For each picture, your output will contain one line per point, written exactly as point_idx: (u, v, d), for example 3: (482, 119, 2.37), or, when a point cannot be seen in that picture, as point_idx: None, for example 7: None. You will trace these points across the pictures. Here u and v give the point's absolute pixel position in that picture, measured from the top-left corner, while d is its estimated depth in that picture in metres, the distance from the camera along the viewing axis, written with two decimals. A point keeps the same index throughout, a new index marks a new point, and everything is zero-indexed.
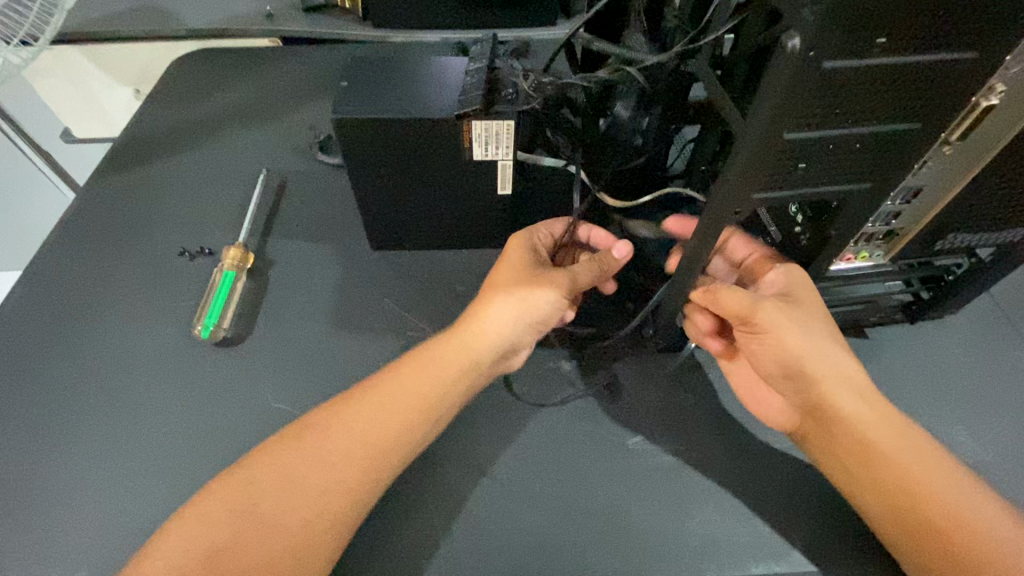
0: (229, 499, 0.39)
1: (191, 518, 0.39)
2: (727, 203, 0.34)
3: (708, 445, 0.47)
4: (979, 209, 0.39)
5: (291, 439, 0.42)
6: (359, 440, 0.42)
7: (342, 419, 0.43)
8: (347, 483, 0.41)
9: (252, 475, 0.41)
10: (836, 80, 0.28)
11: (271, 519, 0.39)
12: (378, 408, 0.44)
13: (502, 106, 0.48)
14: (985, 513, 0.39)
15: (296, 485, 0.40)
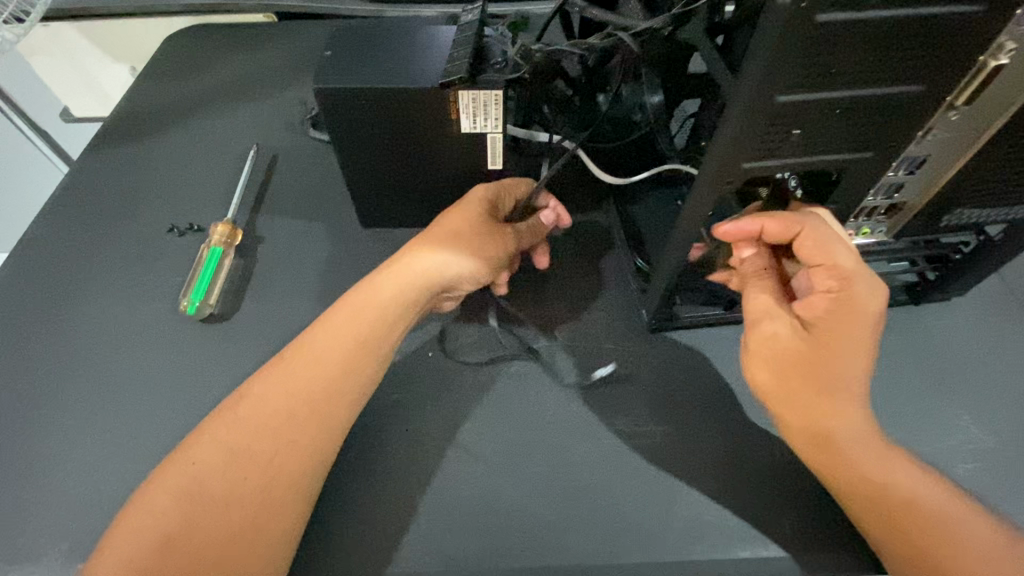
0: (175, 479, 0.38)
1: (144, 504, 0.37)
2: (717, 173, 0.33)
3: (699, 427, 0.46)
4: (988, 181, 0.37)
5: (230, 411, 0.41)
6: (297, 398, 0.41)
7: (278, 384, 0.41)
8: (295, 444, 0.40)
9: (193, 453, 0.39)
10: (831, 35, 0.26)
11: (220, 496, 0.37)
12: (316, 363, 0.42)
13: (489, 75, 0.46)
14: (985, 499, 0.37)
15: (242, 458, 0.39)
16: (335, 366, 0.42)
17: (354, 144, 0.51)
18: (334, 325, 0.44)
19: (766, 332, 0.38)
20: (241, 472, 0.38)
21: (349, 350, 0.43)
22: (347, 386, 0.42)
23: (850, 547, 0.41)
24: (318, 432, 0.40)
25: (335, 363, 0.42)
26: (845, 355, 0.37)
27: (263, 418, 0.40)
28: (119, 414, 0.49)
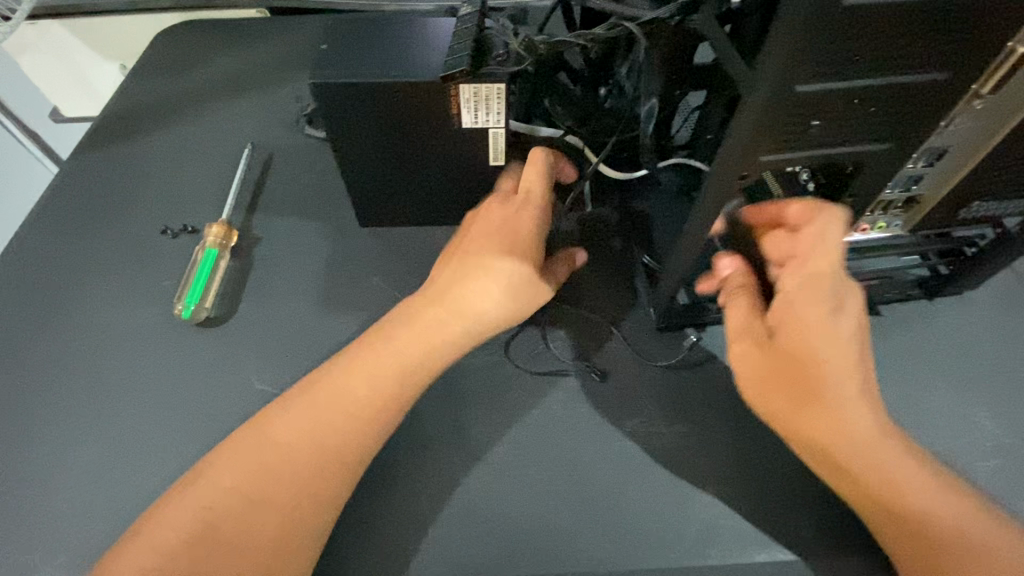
0: (181, 512, 0.37)
1: (160, 527, 0.36)
2: (733, 167, 0.31)
3: (711, 427, 0.45)
4: (1010, 172, 0.36)
5: (239, 443, 0.39)
6: (323, 432, 0.40)
7: (290, 420, 0.40)
8: (307, 484, 0.38)
9: (201, 485, 0.38)
10: (856, 20, 0.24)
11: (226, 531, 0.36)
12: (343, 397, 0.41)
13: (491, 68, 0.45)
14: None
15: (250, 493, 0.37)
16: (355, 406, 0.41)
17: (352, 142, 0.50)
18: (360, 361, 0.42)
19: (739, 350, 0.39)
20: (248, 509, 0.37)
21: (373, 388, 0.41)
22: (363, 425, 0.40)
23: (868, 548, 0.40)
24: (331, 471, 0.39)
25: (357, 404, 0.41)
26: (819, 354, 0.37)
27: (277, 455, 0.39)
28: (115, 422, 0.48)
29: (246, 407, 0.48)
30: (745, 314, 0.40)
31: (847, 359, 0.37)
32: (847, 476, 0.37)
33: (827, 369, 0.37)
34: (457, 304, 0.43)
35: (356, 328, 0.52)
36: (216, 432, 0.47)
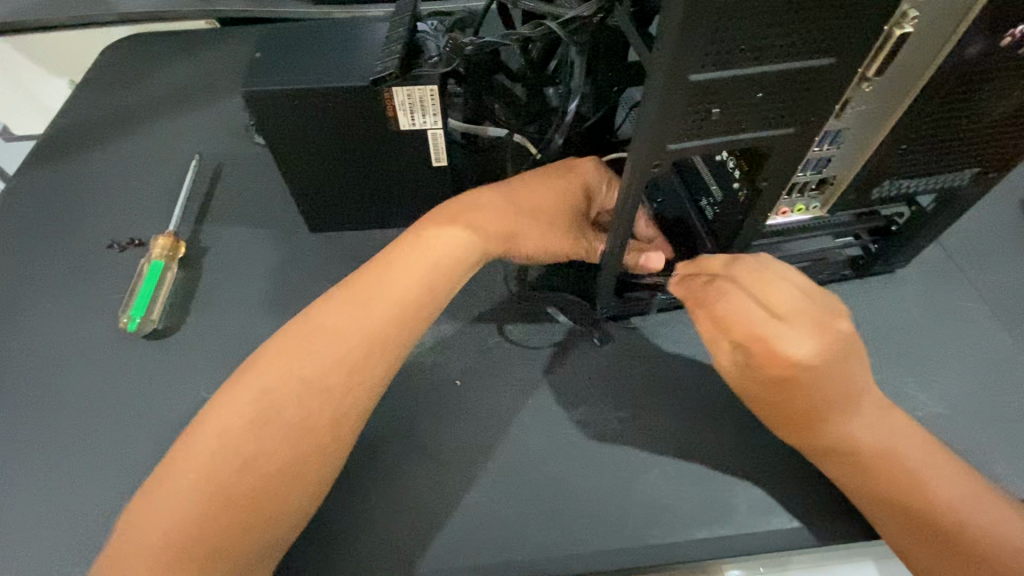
0: (198, 449, 0.35)
1: (194, 445, 0.35)
2: (643, 157, 0.32)
3: (655, 412, 0.46)
4: (912, 151, 0.38)
5: (252, 373, 0.38)
6: (347, 352, 0.39)
7: (322, 333, 0.39)
8: (331, 403, 0.37)
9: (216, 418, 0.36)
10: (732, 11, 0.26)
11: (251, 454, 0.35)
12: (361, 313, 0.40)
13: (422, 70, 0.46)
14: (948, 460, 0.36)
15: (273, 417, 0.36)
16: (373, 326, 0.40)
17: (292, 148, 0.50)
18: (379, 284, 0.41)
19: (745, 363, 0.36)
20: (271, 433, 0.36)
21: (394, 310, 0.40)
22: (384, 345, 0.40)
23: (802, 517, 0.41)
24: (351, 391, 0.38)
25: (383, 322, 0.40)
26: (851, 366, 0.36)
27: (306, 370, 0.38)
28: (60, 438, 0.47)
29: (194, 417, 0.48)
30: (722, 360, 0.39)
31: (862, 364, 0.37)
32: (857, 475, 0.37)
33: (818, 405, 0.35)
34: (450, 250, 0.43)
35: None
36: (164, 444, 0.47)
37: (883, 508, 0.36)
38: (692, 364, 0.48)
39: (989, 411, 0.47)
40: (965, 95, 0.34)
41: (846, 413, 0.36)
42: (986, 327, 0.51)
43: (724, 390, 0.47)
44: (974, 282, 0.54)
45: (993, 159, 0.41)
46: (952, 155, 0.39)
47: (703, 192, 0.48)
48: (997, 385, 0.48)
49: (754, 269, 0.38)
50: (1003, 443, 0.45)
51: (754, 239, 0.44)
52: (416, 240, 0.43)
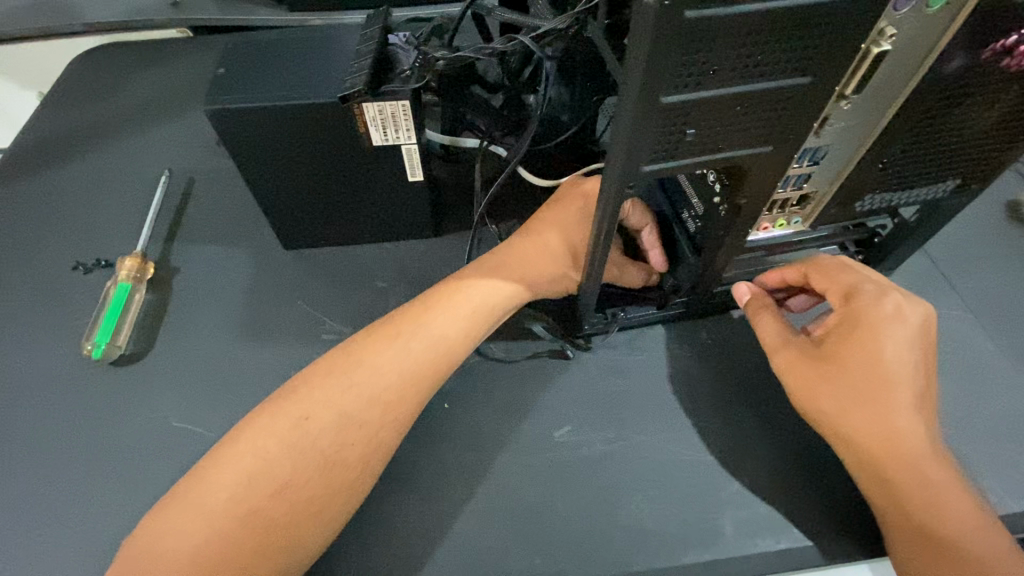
0: (229, 470, 0.36)
1: (230, 462, 0.36)
2: (619, 179, 0.31)
3: (639, 432, 0.45)
4: (892, 165, 0.37)
5: (288, 405, 0.39)
6: (392, 380, 0.40)
7: (371, 357, 0.41)
8: (374, 428, 0.39)
9: (250, 443, 0.37)
10: (703, 32, 0.25)
11: (283, 481, 0.36)
12: (406, 342, 0.42)
13: (393, 86, 0.44)
14: (943, 477, 0.36)
15: (308, 446, 0.37)
16: (406, 366, 0.41)
17: (261, 166, 0.48)
18: (415, 322, 0.43)
19: (785, 359, 0.40)
20: (307, 457, 0.37)
21: (429, 349, 0.42)
22: (422, 372, 0.41)
23: (788, 539, 0.41)
24: (384, 427, 0.39)
25: (423, 353, 0.41)
26: (894, 371, 0.37)
27: (348, 395, 0.39)
28: (22, 473, 0.46)
29: (163, 448, 0.46)
30: (779, 328, 0.41)
31: (910, 372, 0.37)
32: (873, 479, 0.37)
33: (889, 377, 0.37)
34: (483, 287, 0.45)
35: (280, 356, 0.50)
36: (132, 476, 0.45)
37: (885, 497, 0.37)
38: (676, 380, 0.47)
39: (976, 423, 0.46)
40: (947, 109, 0.33)
41: (916, 399, 0.37)
42: (971, 334, 0.51)
43: (710, 407, 0.46)
44: (958, 288, 0.54)
45: (977, 171, 0.40)
46: (934, 167, 0.38)
47: (685, 204, 0.47)
48: (983, 396, 0.47)
49: (839, 269, 0.40)
50: (989, 454, 0.45)
51: (736, 256, 0.43)
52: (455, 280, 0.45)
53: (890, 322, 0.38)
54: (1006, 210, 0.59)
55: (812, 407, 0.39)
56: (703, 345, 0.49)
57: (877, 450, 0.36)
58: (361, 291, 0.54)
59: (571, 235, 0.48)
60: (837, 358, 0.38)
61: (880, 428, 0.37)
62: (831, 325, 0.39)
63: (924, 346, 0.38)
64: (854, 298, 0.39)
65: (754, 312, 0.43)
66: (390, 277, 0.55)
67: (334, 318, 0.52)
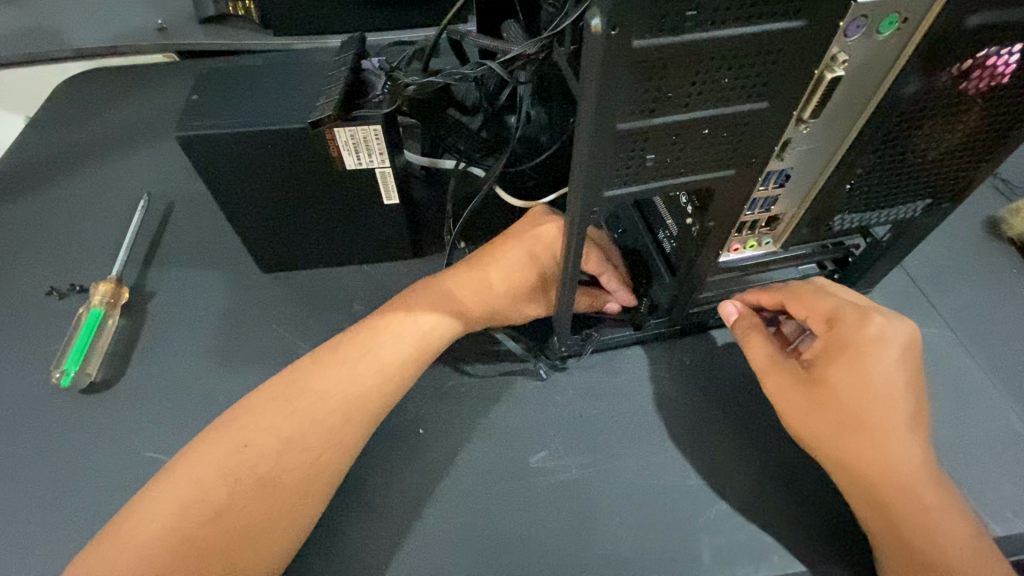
0: (165, 497, 0.36)
1: (165, 490, 0.36)
2: (581, 205, 0.31)
3: (616, 456, 0.44)
4: (859, 186, 0.37)
5: (228, 431, 0.38)
6: (336, 406, 0.40)
7: (316, 382, 0.41)
8: (317, 453, 0.39)
9: (186, 470, 0.37)
10: (653, 61, 0.25)
11: (218, 507, 0.36)
12: (351, 369, 0.41)
13: (364, 111, 0.45)
14: (936, 500, 0.36)
15: (247, 472, 0.37)
16: (352, 392, 0.41)
17: (233, 191, 0.48)
18: (363, 347, 0.43)
19: (777, 382, 0.39)
20: (245, 484, 0.37)
21: (373, 375, 0.41)
22: (365, 399, 0.41)
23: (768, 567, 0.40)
24: (326, 452, 0.39)
25: (368, 379, 0.41)
26: (885, 394, 0.36)
27: (290, 420, 0.39)
28: None
29: (131, 477, 0.45)
30: (770, 350, 0.40)
31: (900, 393, 0.37)
32: (868, 504, 0.36)
33: (879, 402, 0.36)
34: (428, 317, 0.44)
35: (254, 382, 0.49)
36: (98, 508, 0.44)
37: (881, 524, 0.36)
38: (655, 403, 0.47)
39: (958, 443, 0.46)
40: (909, 130, 0.34)
41: (909, 422, 0.37)
42: (951, 352, 0.50)
43: (689, 431, 0.45)
44: (937, 305, 0.53)
45: (947, 189, 0.40)
46: (903, 187, 0.38)
47: (659, 224, 0.47)
48: (965, 415, 0.47)
49: (823, 291, 0.40)
50: (973, 475, 0.44)
51: (710, 276, 0.43)
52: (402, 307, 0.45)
53: (878, 345, 0.37)
54: (985, 226, 0.59)
55: (807, 433, 0.38)
56: (682, 367, 0.48)
57: (872, 474, 0.36)
58: (338, 314, 0.53)
59: (522, 265, 0.46)
60: (828, 383, 0.37)
61: (876, 454, 0.36)
62: (819, 349, 0.39)
63: (911, 366, 0.38)
64: (841, 320, 0.38)
65: (744, 333, 0.42)
66: (367, 299, 0.54)
67: (309, 342, 0.52)
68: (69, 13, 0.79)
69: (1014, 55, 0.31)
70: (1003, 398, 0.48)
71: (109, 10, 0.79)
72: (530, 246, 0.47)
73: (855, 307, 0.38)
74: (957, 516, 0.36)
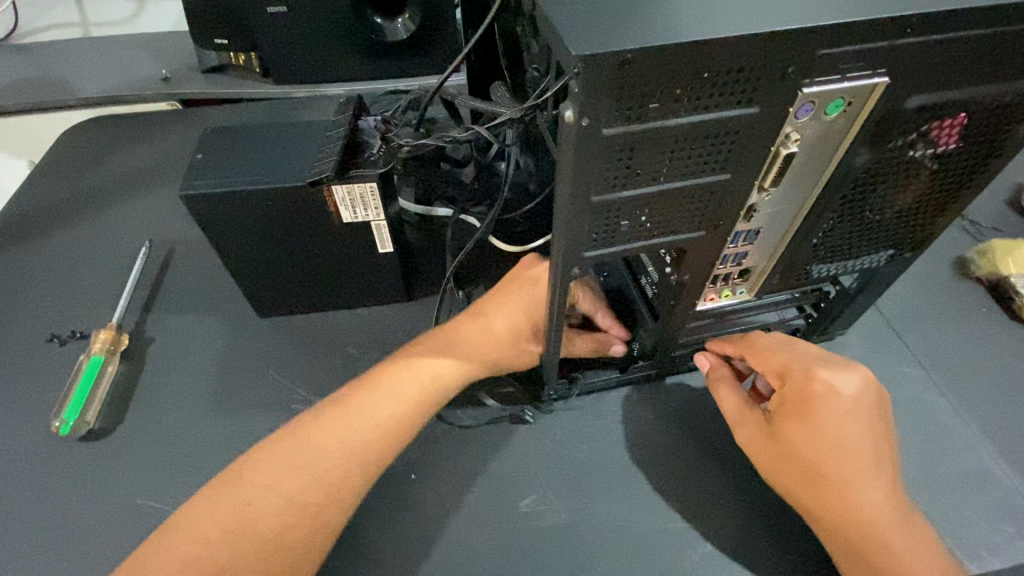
0: (168, 557, 0.36)
1: (168, 548, 0.37)
2: (562, 265, 0.34)
3: (604, 499, 0.45)
4: (823, 241, 0.40)
5: (230, 487, 0.39)
6: (341, 458, 0.41)
7: (320, 435, 0.42)
8: (318, 507, 0.39)
9: (189, 527, 0.38)
10: (621, 144, 0.28)
11: (218, 567, 0.36)
12: (351, 423, 0.42)
13: (360, 170, 0.48)
14: (906, 545, 0.37)
15: (249, 529, 0.38)
16: (351, 446, 0.42)
17: (234, 243, 0.50)
18: (362, 400, 0.44)
19: (746, 433, 0.42)
20: (247, 540, 0.37)
21: (372, 429, 0.43)
22: (364, 453, 0.42)
23: None
24: (327, 508, 0.40)
25: (367, 432, 0.42)
26: (845, 444, 0.38)
27: (290, 475, 0.40)
28: None
29: (126, 525, 0.46)
30: (739, 401, 0.43)
31: (860, 442, 0.38)
32: (840, 548, 0.38)
33: (836, 454, 0.38)
34: (431, 369, 0.46)
35: (249, 426, 0.50)
36: (92, 557, 0.44)
37: (854, 568, 0.38)
38: (640, 444, 0.48)
39: (933, 481, 0.47)
40: (865, 192, 0.36)
41: (869, 471, 0.38)
42: (924, 391, 0.52)
43: (673, 472, 0.47)
44: (910, 344, 0.56)
45: (908, 241, 0.42)
46: (866, 241, 0.41)
47: (641, 271, 0.49)
48: (938, 452, 0.49)
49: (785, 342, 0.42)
50: (948, 513, 0.46)
51: (690, 323, 0.45)
52: (404, 361, 0.46)
53: (828, 398, 0.39)
54: (953, 266, 0.62)
55: (777, 483, 0.40)
56: (666, 408, 0.50)
57: (837, 521, 0.38)
58: (333, 358, 0.55)
59: (522, 309, 0.48)
60: (785, 437, 0.39)
61: (837, 503, 0.38)
62: (779, 402, 0.41)
63: (872, 414, 0.39)
64: (797, 374, 0.40)
65: (714, 386, 0.45)
66: (362, 344, 0.56)
67: (305, 386, 0.53)
68: (76, 64, 0.82)
69: (958, 127, 0.34)
70: (975, 437, 0.50)
71: (114, 61, 0.82)
72: (529, 291, 0.48)
73: (813, 359, 0.41)
74: (927, 558, 0.37)
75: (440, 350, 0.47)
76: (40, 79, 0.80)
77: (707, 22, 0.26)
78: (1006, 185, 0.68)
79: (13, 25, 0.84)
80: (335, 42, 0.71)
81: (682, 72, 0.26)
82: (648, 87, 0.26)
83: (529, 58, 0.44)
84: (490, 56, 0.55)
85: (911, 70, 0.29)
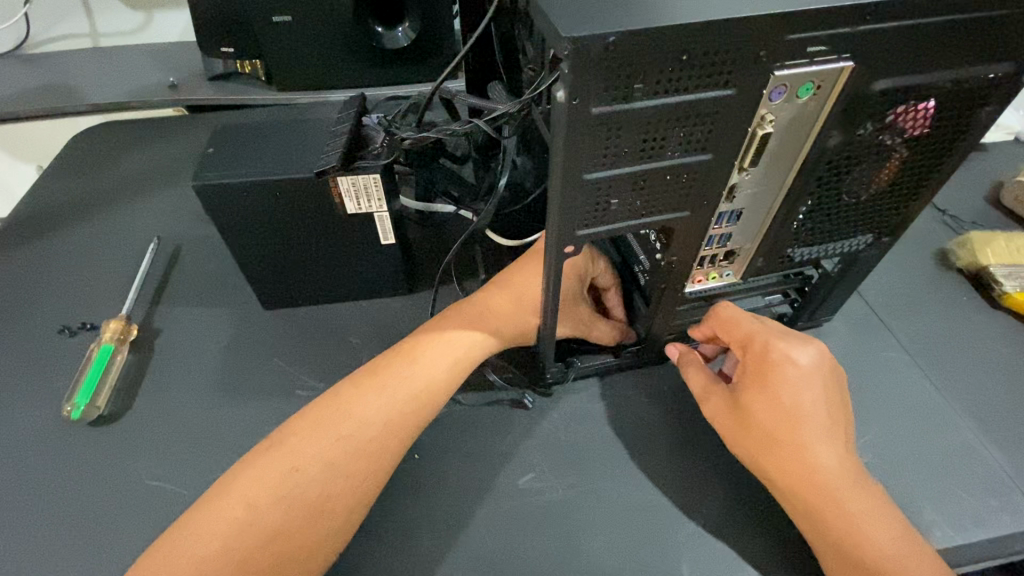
0: (221, 520, 0.38)
1: (219, 513, 0.38)
2: (556, 243, 0.36)
3: (600, 476, 0.47)
4: (803, 223, 0.42)
5: (277, 455, 0.41)
6: (382, 428, 0.43)
7: (362, 407, 0.44)
8: (361, 476, 0.41)
9: (236, 493, 0.39)
10: (608, 123, 0.30)
11: (272, 530, 0.38)
12: (391, 393, 0.45)
13: (364, 162, 0.50)
14: (862, 505, 0.39)
15: (297, 493, 0.39)
16: (392, 417, 0.44)
17: (243, 234, 0.52)
18: (398, 373, 0.46)
19: (713, 406, 0.44)
20: (295, 505, 0.39)
21: (409, 398, 0.45)
22: (401, 422, 0.44)
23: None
24: (366, 475, 0.42)
25: (404, 403, 0.45)
26: (799, 410, 0.41)
27: (333, 444, 0.42)
28: None
29: (134, 505, 0.47)
30: (705, 378, 0.46)
31: (812, 407, 0.41)
32: (801, 512, 0.40)
33: (792, 419, 0.40)
34: (463, 338, 0.49)
35: (254, 412, 0.52)
36: (102, 536, 0.46)
37: (812, 529, 0.40)
38: (634, 425, 0.50)
39: (917, 459, 0.49)
40: (839, 175, 0.39)
41: (822, 435, 0.41)
42: (909, 375, 0.54)
43: (666, 451, 0.48)
44: (894, 331, 0.58)
45: (885, 225, 0.45)
46: (845, 224, 0.43)
47: (633, 260, 0.51)
48: (922, 432, 0.51)
49: (745, 317, 0.44)
50: (931, 488, 0.47)
51: (679, 307, 0.47)
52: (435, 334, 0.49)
53: (784, 366, 0.41)
54: (936, 258, 0.64)
55: (739, 452, 0.43)
56: (658, 391, 0.52)
57: (794, 485, 0.40)
58: (336, 346, 0.57)
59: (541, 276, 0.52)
60: (746, 405, 0.42)
61: (793, 465, 0.40)
62: (741, 373, 0.44)
63: (823, 383, 0.42)
64: (752, 347, 0.43)
65: (684, 367, 0.48)
66: (364, 333, 0.58)
67: (309, 373, 0.55)
68: (85, 71, 0.84)
69: (925, 111, 0.36)
70: (958, 416, 0.52)
71: (123, 69, 0.85)
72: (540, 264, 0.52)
73: (769, 331, 0.43)
74: (886, 518, 0.39)
75: (470, 323, 0.50)
76: (51, 85, 0.82)
77: (684, 10, 0.28)
78: (984, 182, 0.71)
79: (25, 35, 0.87)
80: (338, 50, 0.74)
81: (662, 55, 0.28)
82: (631, 69, 0.28)
83: (525, 57, 0.46)
84: (489, 58, 0.58)
85: (874, 55, 0.31)
